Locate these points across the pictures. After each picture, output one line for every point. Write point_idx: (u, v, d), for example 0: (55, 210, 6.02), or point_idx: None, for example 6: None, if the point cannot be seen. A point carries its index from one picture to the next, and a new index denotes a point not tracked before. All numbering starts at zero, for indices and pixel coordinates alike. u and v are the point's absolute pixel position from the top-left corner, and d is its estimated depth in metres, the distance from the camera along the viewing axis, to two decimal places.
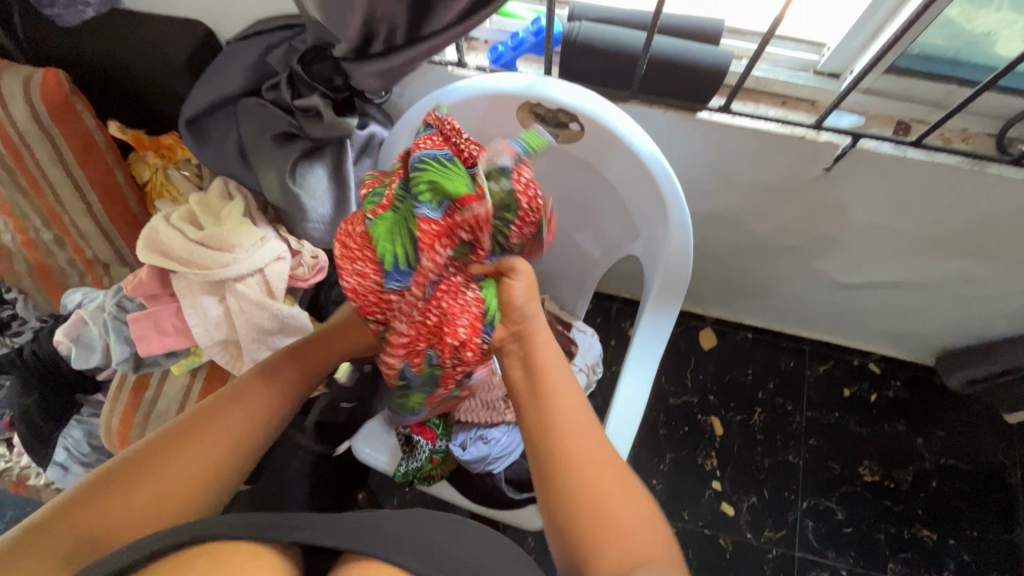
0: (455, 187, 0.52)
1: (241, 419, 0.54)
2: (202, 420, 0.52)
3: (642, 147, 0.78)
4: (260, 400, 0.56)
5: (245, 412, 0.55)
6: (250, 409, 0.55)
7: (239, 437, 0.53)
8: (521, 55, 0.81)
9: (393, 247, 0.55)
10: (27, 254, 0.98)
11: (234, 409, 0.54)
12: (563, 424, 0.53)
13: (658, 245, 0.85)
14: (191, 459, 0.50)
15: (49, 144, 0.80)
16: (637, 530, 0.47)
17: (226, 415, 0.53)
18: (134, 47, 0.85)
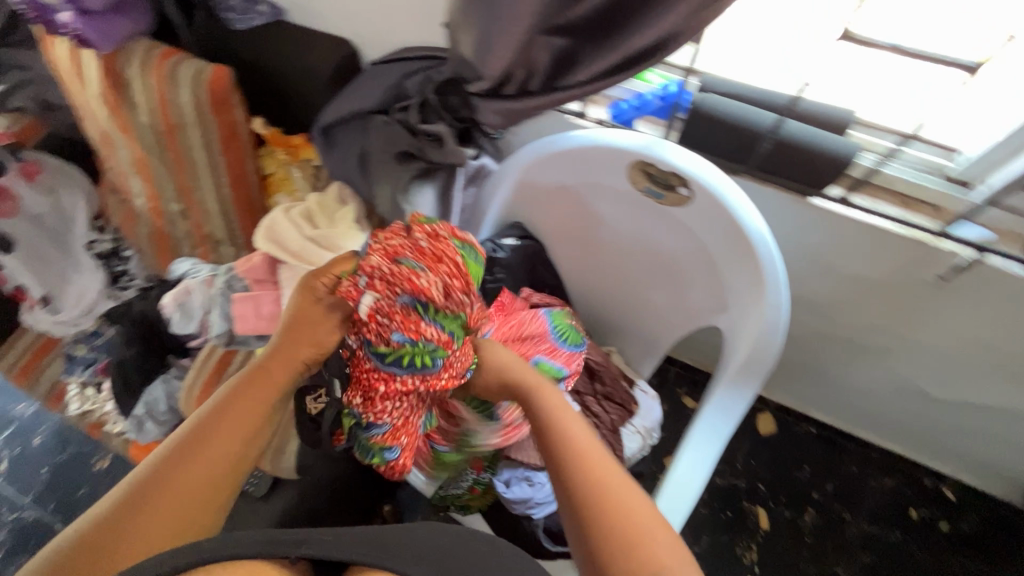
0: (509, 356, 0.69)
1: (221, 450, 0.54)
2: (194, 445, 0.53)
3: (751, 222, 0.77)
4: (247, 415, 0.57)
5: (233, 429, 0.56)
6: (237, 423, 0.56)
7: (233, 451, 0.55)
8: (644, 115, 0.82)
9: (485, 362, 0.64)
10: (155, 219, 1.09)
11: (222, 428, 0.55)
12: (588, 455, 0.53)
13: (748, 322, 0.83)
14: (189, 483, 0.52)
15: (202, 128, 0.90)
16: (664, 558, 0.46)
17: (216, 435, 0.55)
18: (288, 55, 0.94)
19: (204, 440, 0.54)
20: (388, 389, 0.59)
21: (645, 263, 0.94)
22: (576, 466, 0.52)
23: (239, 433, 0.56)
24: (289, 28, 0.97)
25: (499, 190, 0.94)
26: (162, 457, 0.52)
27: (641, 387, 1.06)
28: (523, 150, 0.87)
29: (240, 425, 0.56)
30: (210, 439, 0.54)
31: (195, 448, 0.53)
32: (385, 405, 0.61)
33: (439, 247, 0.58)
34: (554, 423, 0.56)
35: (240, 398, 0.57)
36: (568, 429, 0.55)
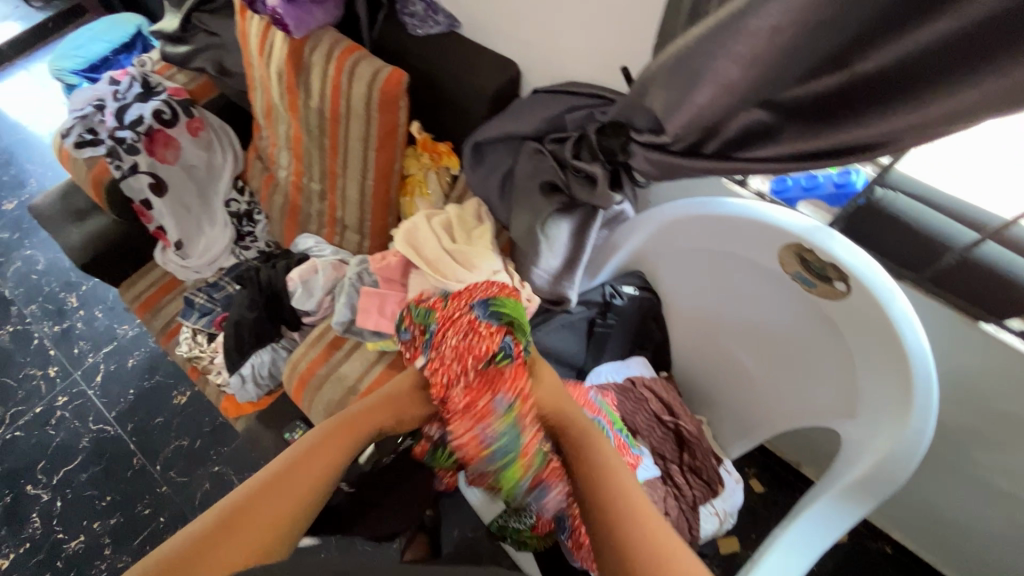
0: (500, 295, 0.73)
1: (301, 487, 0.64)
2: (282, 476, 0.64)
3: (912, 336, 0.70)
4: (325, 459, 0.66)
5: (312, 470, 0.65)
6: (313, 467, 0.65)
7: (311, 486, 0.64)
8: (809, 196, 0.79)
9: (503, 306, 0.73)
10: (292, 193, 1.15)
11: (304, 466, 0.65)
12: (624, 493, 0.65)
13: (875, 438, 0.76)
14: (272, 509, 0.61)
15: (365, 123, 0.93)
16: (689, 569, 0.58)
17: (301, 470, 0.65)
18: (457, 67, 0.97)
19: (288, 473, 0.64)
20: (453, 379, 0.71)
21: (769, 346, 0.89)
22: (612, 502, 0.64)
23: (315, 474, 0.65)
24: (462, 41, 1.00)
25: (633, 240, 0.92)
26: (257, 486, 0.62)
27: (726, 469, 1.01)
28: (670, 206, 0.85)
29: (317, 465, 0.66)
30: (292, 474, 0.64)
31: (274, 486, 0.62)
32: (461, 393, 0.71)
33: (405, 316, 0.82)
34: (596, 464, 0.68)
35: (321, 448, 0.67)
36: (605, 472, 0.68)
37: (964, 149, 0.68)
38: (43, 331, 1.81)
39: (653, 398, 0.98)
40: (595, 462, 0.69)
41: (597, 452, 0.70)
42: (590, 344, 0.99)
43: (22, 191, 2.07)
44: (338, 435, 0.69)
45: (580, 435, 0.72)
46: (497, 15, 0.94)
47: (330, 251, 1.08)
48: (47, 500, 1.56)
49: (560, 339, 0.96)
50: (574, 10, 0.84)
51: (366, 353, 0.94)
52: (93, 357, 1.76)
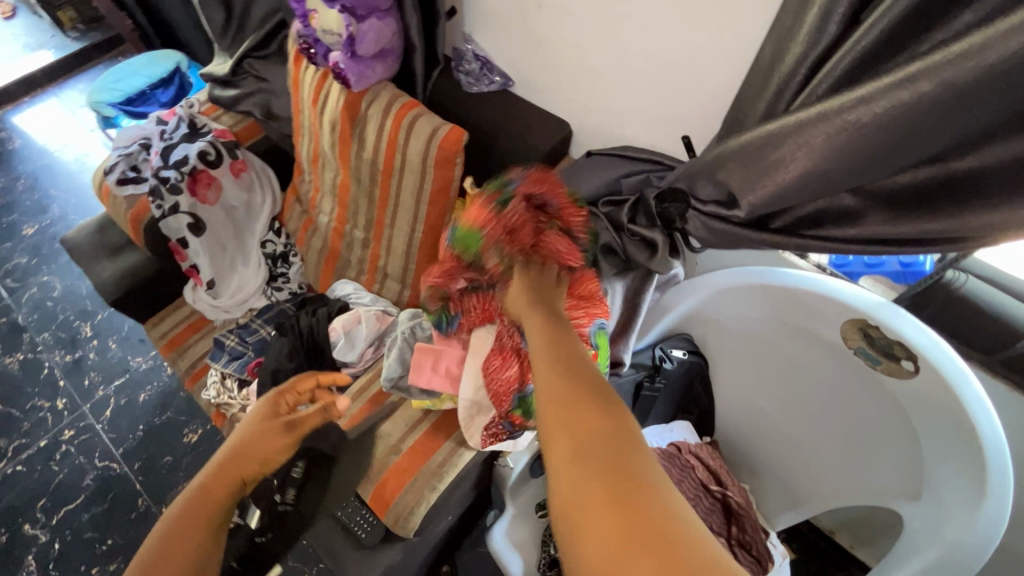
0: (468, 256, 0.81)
1: (185, 553, 0.54)
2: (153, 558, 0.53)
3: (985, 421, 0.68)
4: (196, 521, 0.57)
5: (192, 531, 0.56)
6: (185, 540, 0.55)
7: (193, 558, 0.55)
8: (874, 272, 0.80)
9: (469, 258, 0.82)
10: (332, 238, 1.15)
11: (172, 549, 0.54)
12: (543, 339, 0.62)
13: (944, 526, 0.73)
14: None
15: (418, 176, 0.93)
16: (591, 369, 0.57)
17: (177, 547, 0.55)
18: (510, 126, 0.98)
19: (161, 555, 0.53)
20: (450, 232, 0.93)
21: (825, 417, 0.87)
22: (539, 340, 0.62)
23: (198, 534, 0.57)
24: (514, 100, 1.02)
25: (682, 306, 0.91)
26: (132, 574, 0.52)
27: (774, 542, 0.97)
28: (726, 273, 0.85)
29: (194, 538, 0.56)
30: (169, 550, 0.54)
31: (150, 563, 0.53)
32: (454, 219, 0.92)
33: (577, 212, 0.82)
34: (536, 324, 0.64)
35: (187, 508, 0.59)
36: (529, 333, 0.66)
37: None
38: (53, 361, 1.77)
39: (699, 465, 0.96)
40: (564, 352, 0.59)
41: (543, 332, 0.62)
42: (636, 405, 0.97)
43: (43, 217, 2.06)
44: (205, 493, 0.60)
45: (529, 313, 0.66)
46: (553, 79, 0.96)
47: (369, 299, 1.07)
48: (45, 542, 1.49)
49: None
50: (634, 79, 0.85)
51: (411, 412, 0.93)
52: (104, 390, 1.72)
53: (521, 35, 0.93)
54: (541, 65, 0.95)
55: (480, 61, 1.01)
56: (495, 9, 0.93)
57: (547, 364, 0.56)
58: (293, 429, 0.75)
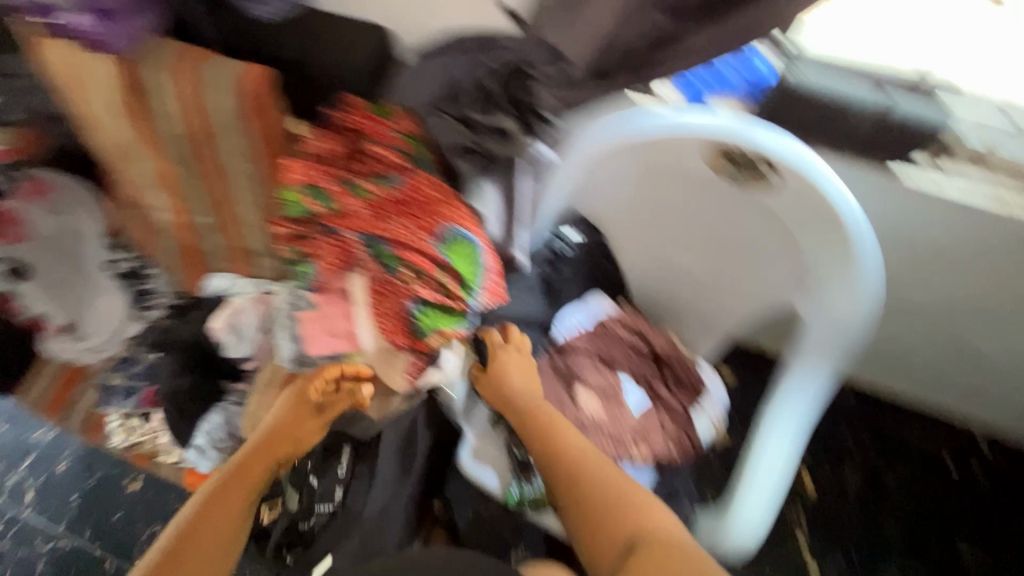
0: (295, 205, 0.78)
1: (210, 538, 0.65)
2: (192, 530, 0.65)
3: (842, 203, 0.75)
4: (226, 508, 0.68)
5: (218, 518, 0.67)
6: (216, 521, 0.66)
7: (219, 535, 0.66)
8: (717, 92, 0.81)
9: (297, 204, 0.78)
10: (181, 234, 1.02)
11: (205, 525, 0.66)
12: (563, 447, 0.79)
13: (829, 304, 0.83)
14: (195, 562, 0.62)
15: (242, 133, 0.84)
16: (593, 459, 0.78)
17: (208, 525, 0.66)
18: (322, 48, 0.87)
19: (196, 529, 0.65)
20: None
21: (716, 247, 0.91)
22: (549, 454, 0.79)
23: (224, 522, 0.67)
24: (319, 17, 0.89)
25: (561, 183, 0.88)
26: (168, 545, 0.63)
27: (706, 369, 1.04)
28: (588, 137, 0.82)
29: (223, 520, 0.67)
30: (202, 527, 0.65)
31: (184, 544, 0.63)
32: None
33: (405, 125, 0.81)
34: (542, 434, 0.81)
35: (219, 496, 0.69)
36: (556, 438, 0.81)
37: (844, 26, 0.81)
38: None
39: (622, 329, 1.00)
40: (566, 471, 0.78)
41: (559, 435, 0.81)
42: (548, 296, 0.98)
43: None
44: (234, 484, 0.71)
45: (527, 410, 0.84)
46: None
47: (248, 284, 0.95)
48: None
49: (522, 302, 0.95)
50: None
51: None
52: (12, 479, 1.54)
53: None
54: None
55: None
56: None
57: (567, 470, 0.78)
58: (324, 413, 0.78)
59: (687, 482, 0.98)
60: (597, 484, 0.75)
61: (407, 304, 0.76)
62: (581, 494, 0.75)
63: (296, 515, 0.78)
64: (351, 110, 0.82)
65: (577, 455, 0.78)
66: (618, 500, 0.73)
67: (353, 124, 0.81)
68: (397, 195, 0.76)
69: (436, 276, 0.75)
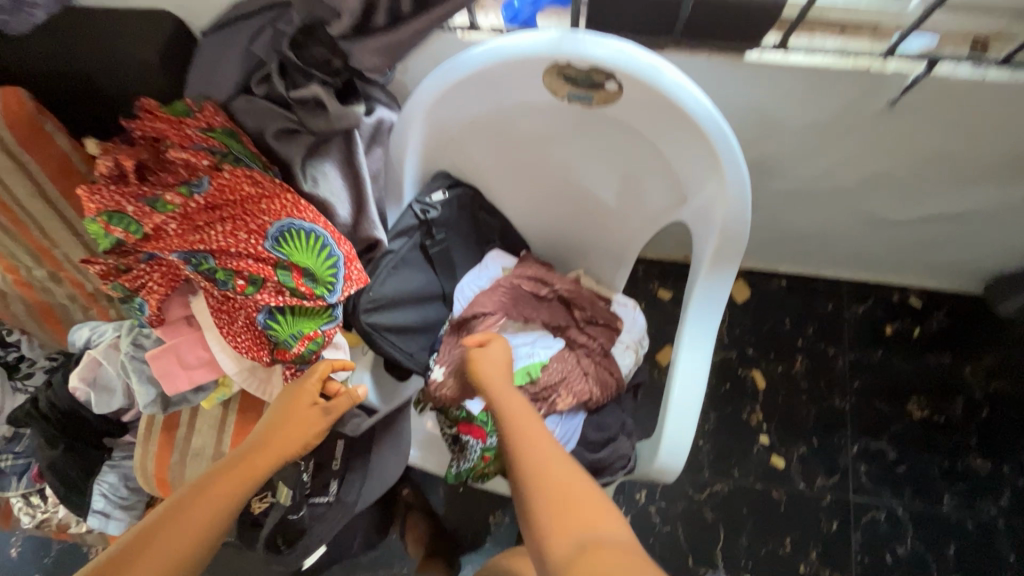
0: (98, 237, 0.66)
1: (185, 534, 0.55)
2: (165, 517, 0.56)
3: (692, 99, 0.69)
4: (219, 495, 0.59)
5: (203, 507, 0.57)
6: (199, 510, 0.57)
7: (197, 527, 0.56)
8: (541, 10, 0.74)
9: (102, 235, 0.66)
10: (23, 293, 0.91)
11: (187, 511, 0.57)
12: (529, 435, 0.68)
13: (711, 208, 0.78)
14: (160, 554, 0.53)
15: (22, 173, 0.72)
16: (549, 444, 0.67)
17: (185, 514, 0.56)
18: (96, 52, 0.75)
19: (180, 512, 0.57)
20: None
21: (594, 173, 0.86)
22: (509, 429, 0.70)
23: (206, 514, 0.57)
24: (85, 12, 0.76)
25: (408, 145, 0.80)
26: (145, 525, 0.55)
27: (619, 302, 1.01)
28: (419, 88, 0.74)
29: (205, 509, 0.57)
30: (188, 510, 0.57)
31: (155, 531, 0.54)
32: None
33: (209, 119, 0.71)
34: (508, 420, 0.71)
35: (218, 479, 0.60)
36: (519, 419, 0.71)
37: None
38: None
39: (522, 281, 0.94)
40: (531, 448, 0.67)
41: (518, 421, 0.71)
42: (437, 268, 0.90)
43: None
44: (227, 472, 0.62)
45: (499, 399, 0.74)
46: None
47: (111, 329, 0.86)
48: None
49: (402, 280, 0.85)
50: None
51: (209, 418, 0.79)
52: None
53: None
54: None
55: None
56: None
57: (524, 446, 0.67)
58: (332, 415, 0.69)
59: (621, 417, 0.94)
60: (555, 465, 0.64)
61: (256, 316, 0.68)
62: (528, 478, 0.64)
63: (287, 509, 0.86)
64: (147, 116, 0.71)
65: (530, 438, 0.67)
66: (545, 460, 0.65)
67: (150, 131, 0.71)
68: (210, 199, 0.67)
69: (278, 279, 0.66)
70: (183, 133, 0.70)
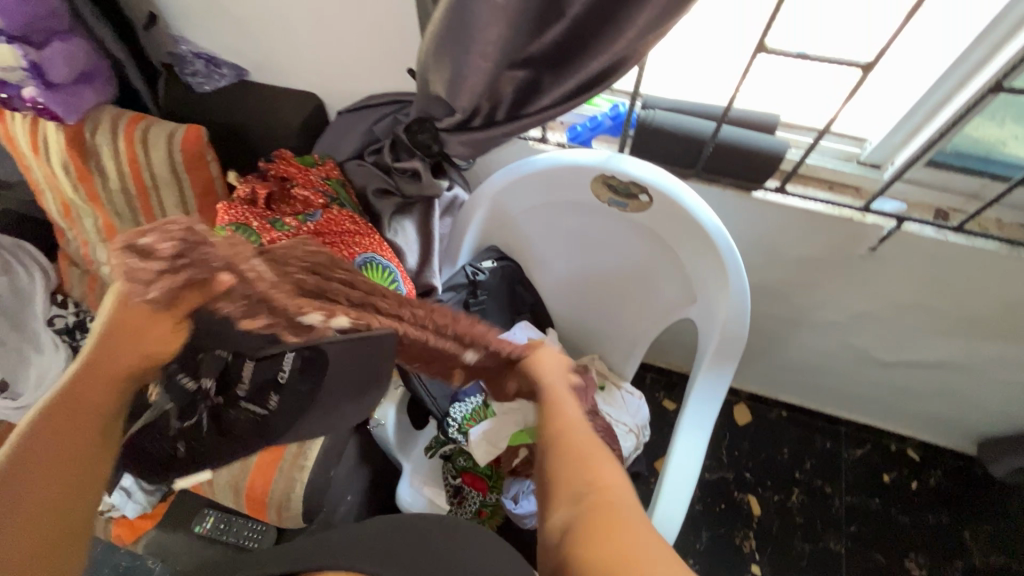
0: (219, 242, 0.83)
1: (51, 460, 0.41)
2: (48, 432, 0.41)
3: (706, 217, 0.86)
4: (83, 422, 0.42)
5: (71, 437, 0.42)
6: (64, 445, 0.41)
7: (78, 461, 0.42)
8: (597, 135, 0.94)
9: None
10: (122, 286, 1.09)
11: (43, 446, 0.41)
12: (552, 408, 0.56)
13: (715, 308, 0.92)
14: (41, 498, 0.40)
15: (176, 186, 0.93)
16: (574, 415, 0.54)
17: (72, 417, 0.42)
18: (256, 113, 0.99)
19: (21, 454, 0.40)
20: None
21: (622, 267, 1.02)
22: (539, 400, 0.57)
23: (84, 440, 0.42)
24: (253, 88, 1.01)
25: (473, 218, 0.98)
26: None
27: (626, 390, 1.11)
28: (491, 177, 0.93)
29: (84, 434, 0.42)
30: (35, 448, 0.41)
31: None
32: None
33: (326, 170, 0.91)
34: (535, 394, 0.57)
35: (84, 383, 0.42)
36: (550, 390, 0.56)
37: (688, 68, 0.90)
38: None
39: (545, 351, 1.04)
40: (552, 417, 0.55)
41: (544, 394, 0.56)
42: None
43: None
44: (103, 367, 0.43)
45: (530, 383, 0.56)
46: (273, 52, 0.95)
47: None
48: None
49: None
50: (336, 30, 0.89)
51: None
52: None
53: (226, 19, 0.92)
54: (256, 43, 0.95)
55: (203, 59, 0.99)
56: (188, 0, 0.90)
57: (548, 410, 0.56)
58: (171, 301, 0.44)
59: None
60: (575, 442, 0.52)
61: None
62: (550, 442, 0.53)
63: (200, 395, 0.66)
64: (282, 161, 0.92)
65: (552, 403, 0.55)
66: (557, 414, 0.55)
67: (281, 171, 0.91)
68: (318, 228, 0.85)
69: None
70: (307, 176, 0.90)
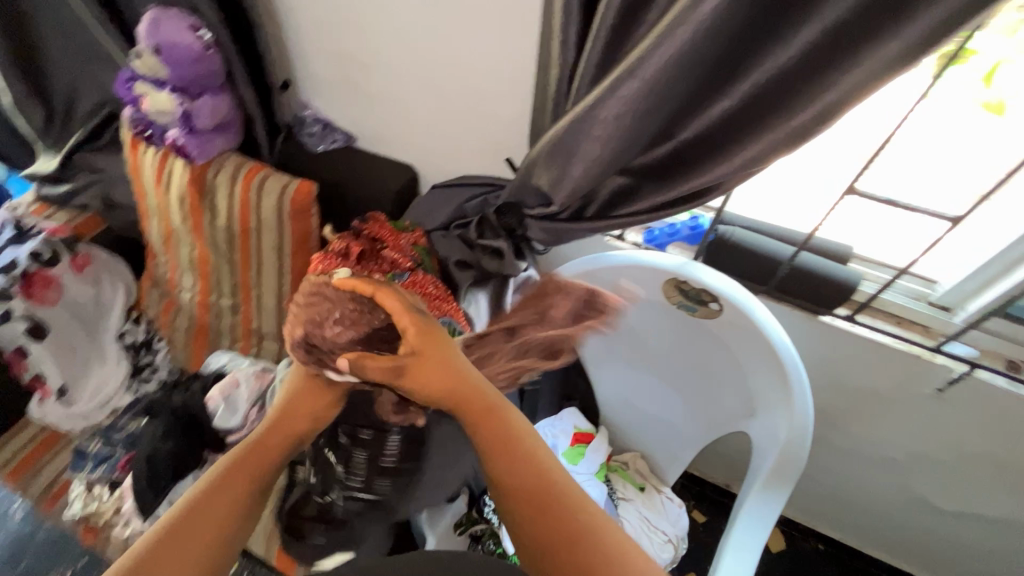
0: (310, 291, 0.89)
1: (231, 493, 0.59)
2: (204, 502, 0.57)
3: (778, 336, 0.87)
4: (238, 481, 0.60)
5: (216, 512, 0.57)
6: (222, 501, 0.58)
7: (240, 497, 0.59)
8: (675, 241, 1.00)
9: None
10: (198, 313, 1.16)
11: (206, 509, 0.57)
12: (523, 462, 0.61)
13: (778, 425, 0.90)
14: (205, 524, 0.56)
15: (277, 232, 1.01)
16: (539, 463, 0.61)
17: (227, 489, 0.59)
18: (358, 175, 1.08)
19: (205, 502, 0.57)
20: None
21: (683, 367, 1.03)
22: (510, 450, 0.61)
23: (225, 516, 0.57)
24: (360, 153, 1.11)
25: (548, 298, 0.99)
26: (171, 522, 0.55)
27: (667, 496, 1.08)
28: (569, 264, 0.97)
29: (239, 490, 0.59)
30: (221, 485, 0.59)
31: (174, 535, 0.54)
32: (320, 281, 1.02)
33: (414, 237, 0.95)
34: (513, 458, 0.61)
35: (246, 455, 0.62)
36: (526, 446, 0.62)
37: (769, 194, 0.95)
38: None
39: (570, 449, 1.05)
40: (527, 479, 0.59)
41: (519, 452, 0.61)
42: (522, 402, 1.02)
43: None
44: (255, 452, 0.63)
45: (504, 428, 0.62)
46: (386, 127, 1.06)
47: (247, 363, 1.06)
48: None
49: None
50: (447, 117, 0.99)
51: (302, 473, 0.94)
52: None
53: (352, 94, 1.03)
54: (374, 117, 1.05)
55: (320, 123, 1.10)
56: (325, 75, 1.02)
57: (519, 474, 0.59)
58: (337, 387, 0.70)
59: None
60: (543, 506, 0.58)
61: None
62: (525, 493, 0.59)
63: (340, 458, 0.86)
64: (373, 222, 0.95)
65: (525, 454, 0.61)
66: (518, 467, 0.60)
67: (373, 233, 0.94)
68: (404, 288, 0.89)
69: None
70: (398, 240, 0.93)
